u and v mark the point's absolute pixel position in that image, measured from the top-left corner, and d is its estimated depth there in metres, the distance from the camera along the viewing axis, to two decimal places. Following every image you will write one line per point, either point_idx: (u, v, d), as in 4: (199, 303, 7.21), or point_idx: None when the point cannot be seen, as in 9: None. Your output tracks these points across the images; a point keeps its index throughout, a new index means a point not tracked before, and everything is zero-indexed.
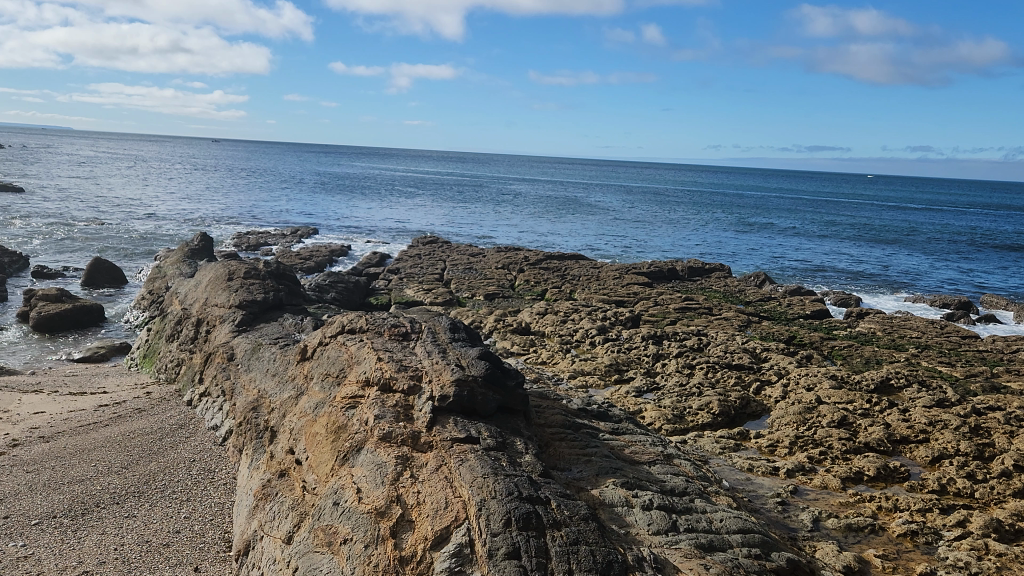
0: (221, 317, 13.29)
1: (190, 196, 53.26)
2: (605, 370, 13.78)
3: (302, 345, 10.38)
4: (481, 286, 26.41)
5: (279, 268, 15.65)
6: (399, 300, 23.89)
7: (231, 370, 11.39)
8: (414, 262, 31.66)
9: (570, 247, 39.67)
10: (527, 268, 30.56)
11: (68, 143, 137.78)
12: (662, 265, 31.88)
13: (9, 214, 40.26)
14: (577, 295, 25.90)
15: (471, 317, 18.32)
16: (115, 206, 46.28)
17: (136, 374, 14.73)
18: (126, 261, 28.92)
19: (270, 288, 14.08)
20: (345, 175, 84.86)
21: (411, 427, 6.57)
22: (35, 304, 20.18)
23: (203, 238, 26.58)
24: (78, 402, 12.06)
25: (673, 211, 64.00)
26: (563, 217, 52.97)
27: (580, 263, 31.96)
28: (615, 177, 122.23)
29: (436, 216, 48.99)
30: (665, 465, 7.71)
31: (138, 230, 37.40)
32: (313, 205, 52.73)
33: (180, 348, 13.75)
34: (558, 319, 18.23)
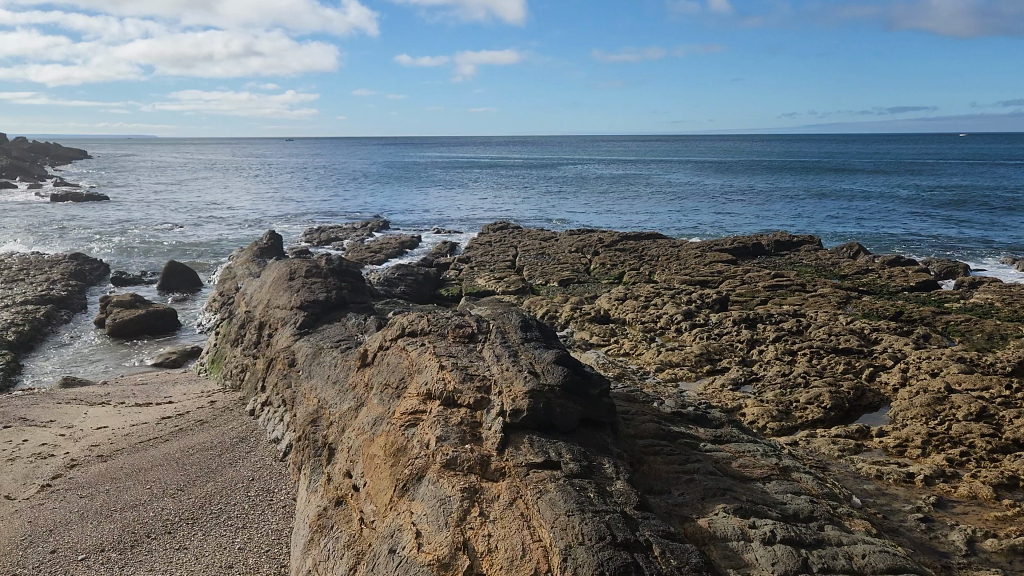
0: (283, 321, 12.66)
1: (264, 196, 53.94)
2: (696, 361, 12.51)
3: (363, 348, 9.56)
4: (555, 272, 25.34)
5: (343, 263, 14.96)
6: (470, 289, 23.02)
7: (292, 377, 10.68)
8: (484, 249, 30.79)
9: (645, 226, 38.08)
10: (602, 250, 29.30)
11: (152, 150, 143.98)
12: (746, 240, 30.06)
13: (93, 223, 41.55)
14: (656, 277, 24.50)
15: (545, 306, 17.22)
16: (192, 210, 47.20)
17: (204, 381, 14.32)
18: (200, 264, 29.14)
19: (332, 286, 13.36)
20: (414, 166, 84.91)
21: (479, 450, 5.58)
22: (110, 311, 20.32)
23: (273, 237, 26.40)
24: (142, 415, 11.59)
25: (752, 183, 61.15)
26: (637, 195, 51.22)
27: (658, 242, 30.42)
28: (689, 152, 118.70)
29: (506, 201, 48.03)
30: (783, 480, 6.48)
31: (213, 233, 37.93)
32: (384, 197, 52.57)
33: (244, 353, 13.20)
34: (639, 305, 16.96)
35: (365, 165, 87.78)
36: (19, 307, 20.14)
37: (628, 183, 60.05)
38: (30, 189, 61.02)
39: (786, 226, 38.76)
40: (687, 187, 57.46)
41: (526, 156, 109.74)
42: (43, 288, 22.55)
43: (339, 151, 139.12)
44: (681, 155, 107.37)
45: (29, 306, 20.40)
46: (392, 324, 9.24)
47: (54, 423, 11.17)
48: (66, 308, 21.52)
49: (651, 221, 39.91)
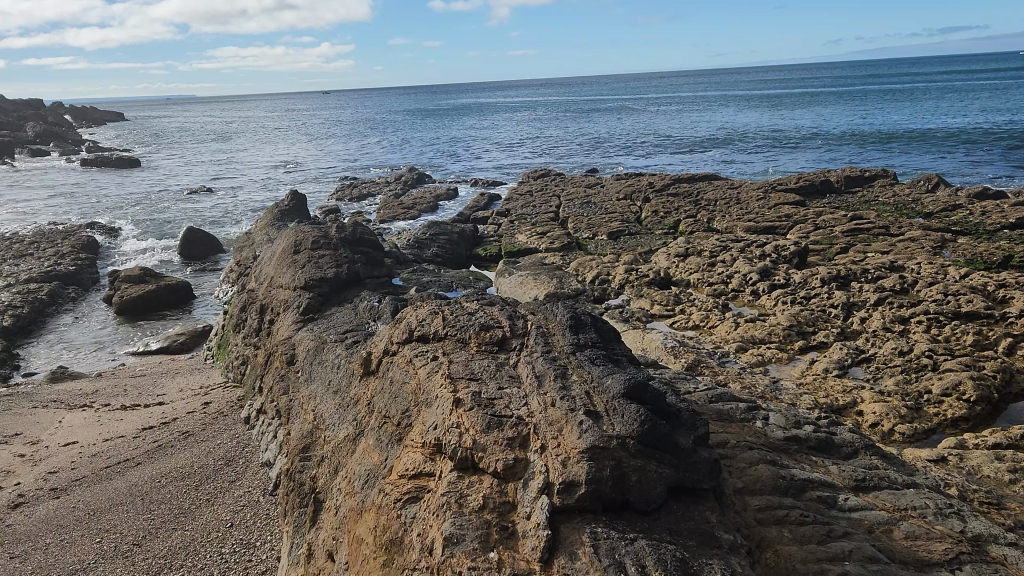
0: (286, 305, 10.69)
1: (296, 153, 52.30)
2: (784, 336, 10.17)
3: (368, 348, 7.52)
4: (602, 224, 23.04)
5: (358, 229, 12.89)
6: (509, 246, 20.83)
7: (290, 379, 8.72)
8: (525, 200, 28.52)
9: (696, 167, 35.22)
10: (652, 196, 26.83)
11: (192, 111, 144.57)
12: (813, 178, 27.10)
13: (122, 191, 40.52)
14: (714, 225, 22.03)
15: (594, 267, 14.88)
16: (223, 172, 45.93)
17: (208, 372, 12.59)
18: (222, 230, 27.62)
19: (343, 260, 11.34)
20: (451, 114, 82.20)
21: (511, 565, 3.50)
22: (119, 288, 18.92)
23: (295, 196, 24.58)
24: (122, 425, 9.82)
25: (808, 115, 57.01)
26: (687, 133, 47.89)
27: (714, 184, 27.68)
28: (738, 86, 112.74)
29: (545, 146, 45.35)
30: (976, 562, 4.30)
31: (240, 196, 36.46)
32: (418, 148, 50.31)
33: (246, 343, 11.31)
34: (704, 263, 14.48)
35: (400, 116, 85.33)
36: (23, 288, 18.87)
37: (675, 121, 56.46)
38: (64, 155, 60.69)
39: (855, 159, 35.37)
40: (739, 122, 53.72)
41: (567, 97, 105.66)
42: (54, 265, 21.31)
43: (377, 104, 136.88)
44: (730, 89, 102.10)
45: (34, 285, 19.13)
46: (403, 315, 7.19)
47: (17, 440, 9.56)
48: (76, 284, 20.23)
49: (703, 161, 36.94)
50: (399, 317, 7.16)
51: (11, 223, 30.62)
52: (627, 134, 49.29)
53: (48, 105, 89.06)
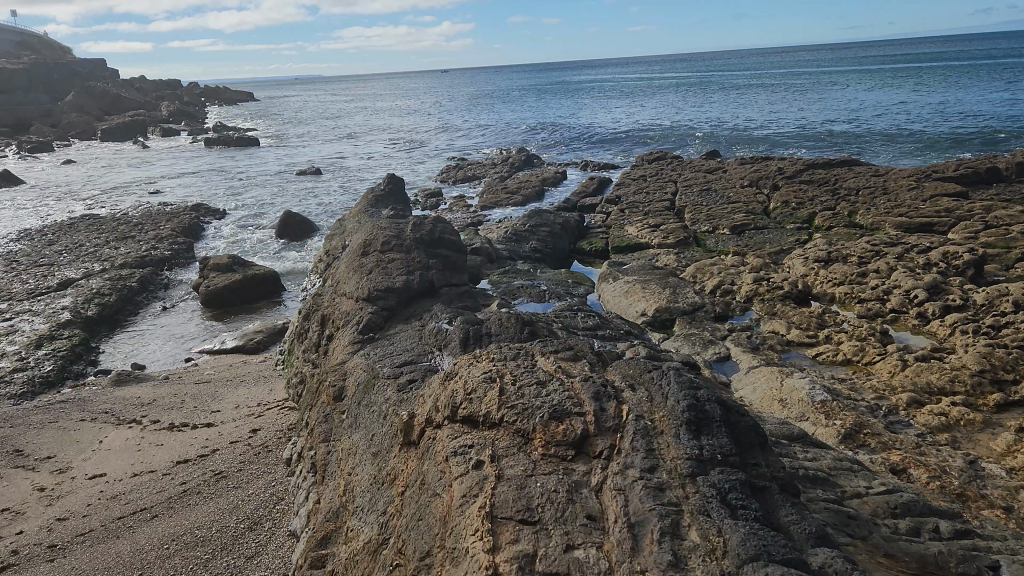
0: (346, 319, 9.19)
1: (407, 132, 51.69)
2: (973, 385, 7.67)
3: (415, 401, 5.80)
4: (724, 215, 20.60)
5: (439, 227, 11.22)
6: (617, 240, 18.74)
7: (334, 422, 7.19)
8: (638, 187, 26.32)
9: (833, 150, 31.69)
10: (782, 183, 24.02)
11: (318, 90, 149.49)
12: (977, 164, 23.34)
13: (237, 171, 41.15)
14: (858, 221, 19.14)
15: (715, 273, 12.59)
16: (334, 152, 45.89)
17: (273, 385, 11.45)
18: (323, 214, 26.97)
19: (415, 265, 9.72)
20: (566, 92, 79.75)
21: None
22: (207, 277, 18.33)
23: (393, 179, 23.37)
24: (157, 455, 8.68)
25: (962, 90, 50.98)
26: (820, 112, 43.67)
27: (855, 170, 24.38)
28: (880, 61, 103.90)
29: (663, 127, 42.48)
30: None
31: (347, 178, 36.01)
32: (529, 127, 48.52)
33: (305, 358, 9.91)
34: (853, 274, 11.89)
35: (514, 94, 83.61)
36: (114, 274, 18.59)
37: (807, 99, 51.95)
38: (191, 134, 62.97)
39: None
40: (880, 100, 48.63)
41: (689, 75, 100.78)
42: (151, 250, 21.05)
43: (495, 82, 136.37)
44: (870, 64, 94.44)
45: (126, 271, 18.81)
46: (460, 365, 5.43)
47: (45, 465, 8.70)
48: (169, 272, 19.86)
49: (840, 142, 33.24)
50: (454, 367, 5.41)
51: (126, 202, 31.22)
52: (752, 113, 45.58)
53: (185, 87, 93.67)
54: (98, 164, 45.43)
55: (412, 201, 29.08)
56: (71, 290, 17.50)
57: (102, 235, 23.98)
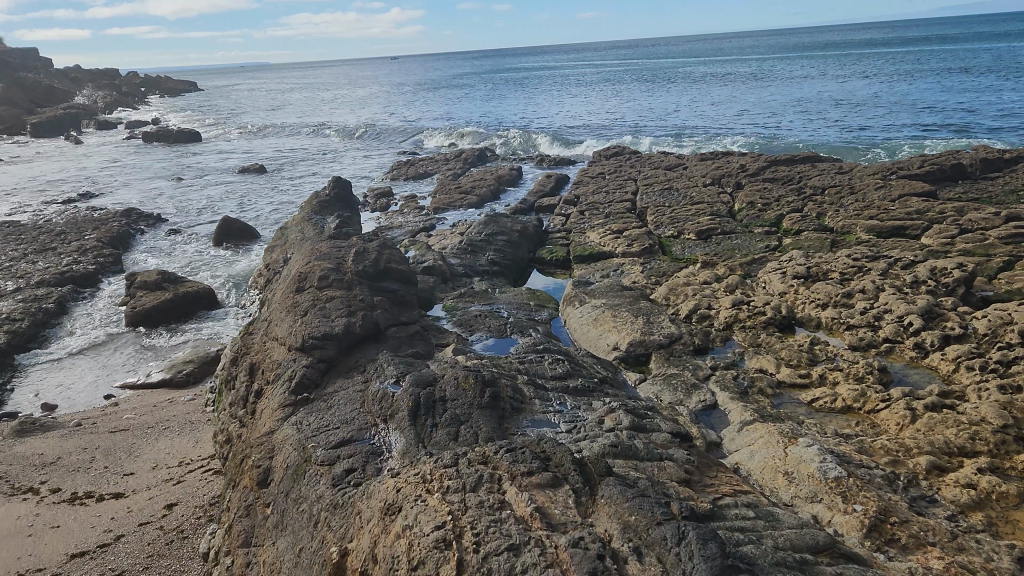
0: (277, 372, 7.92)
1: (356, 125, 49.81)
2: (997, 444, 6.77)
3: (350, 524, 4.62)
4: (688, 218, 19.68)
5: (385, 256, 9.98)
6: (578, 249, 17.67)
7: (255, 518, 5.97)
8: (597, 185, 25.28)
9: (792, 141, 30.99)
10: (745, 181, 23.22)
11: (264, 78, 145.52)
12: (942, 159, 22.76)
13: (175, 170, 38.97)
14: (826, 224, 18.36)
15: (690, 294, 11.56)
16: (279, 147, 43.96)
17: (199, 435, 10.10)
18: (265, 219, 25.34)
19: (358, 306, 8.48)
20: (520, 81, 78.31)
21: None
22: (133, 297, 16.77)
23: (337, 183, 21.94)
24: (49, 542, 7.36)
25: (915, 75, 50.85)
26: (778, 100, 43.06)
27: (819, 166, 23.67)
28: (829, 45, 104.51)
29: (619, 118, 41.48)
30: None
31: (292, 177, 34.24)
32: (481, 119, 47.10)
33: (230, 414, 8.60)
34: (838, 294, 10.95)
35: (466, 83, 81.82)
36: (29, 294, 16.91)
37: (763, 87, 51.37)
38: (129, 128, 60.09)
39: (985, 125, 30.27)
40: (836, 86, 48.24)
41: (642, 61, 99.96)
42: (73, 264, 19.32)
43: (446, 69, 134.17)
44: (819, 49, 94.89)
45: (43, 292, 17.14)
46: (408, 496, 4.47)
47: None
48: (93, 291, 18.20)
49: (799, 133, 32.59)
50: (399, 498, 4.45)
51: (53, 207, 29.12)
52: (708, 103, 44.84)
53: (122, 80, 89.94)
54: (27, 163, 42.82)
55: (361, 202, 27.64)
56: None
57: (22, 246, 22.07)
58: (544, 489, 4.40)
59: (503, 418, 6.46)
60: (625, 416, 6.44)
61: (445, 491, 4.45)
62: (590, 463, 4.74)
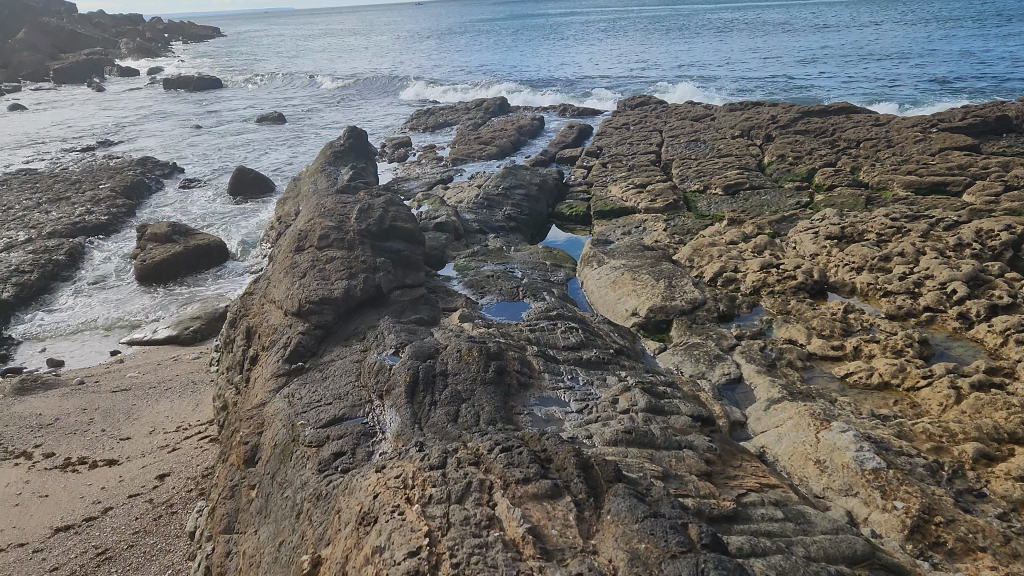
0: (272, 338, 7.45)
1: (376, 72, 48.80)
2: None
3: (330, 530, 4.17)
4: (716, 172, 18.84)
5: (390, 214, 9.40)
6: (599, 204, 16.96)
7: (241, 501, 5.56)
8: (621, 137, 24.38)
9: (826, 92, 29.70)
10: (776, 132, 22.20)
11: (286, 24, 143.68)
12: (987, 110, 21.55)
13: (193, 117, 38.44)
14: (861, 179, 17.45)
15: (715, 255, 10.89)
16: (298, 95, 43.18)
17: (200, 397, 9.72)
18: (281, 170, 24.81)
19: (358, 268, 7.95)
20: (544, 27, 76.33)
21: None
22: (143, 249, 16.39)
23: (352, 133, 21.29)
24: (36, 513, 7.02)
25: (957, 19, 48.53)
26: (812, 47, 41.35)
27: (854, 117, 22.54)
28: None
29: (646, 66, 40.13)
30: None
31: (310, 126, 33.59)
32: (503, 67, 45.85)
33: (227, 380, 8.18)
34: (875, 257, 10.22)
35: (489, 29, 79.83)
36: (39, 245, 16.59)
37: (796, 33, 49.39)
38: (149, 74, 59.53)
39: None
40: (873, 32, 46.19)
41: (672, 6, 96.78)
42: (85, 215, 18.95)
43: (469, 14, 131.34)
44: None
45: (53, 242, 16.80)
46: (390, 503, 3.99)
47: None
48: (104, 242, 17.86)
49: (833, 82, 31.20)
50: (379, 507, 3.98)
51: (70, 155, 28.80)
52: (739, 51, 43.19)
53: (143, 26, 89.14)
54: (48, 109, 42.52)
55: (378, 153, 26.97)
56: None
57: (35, 194, 21.77)
58: (541, 501, 3.91)
59: (508, 396, 5.94)
60: (641, 397, 5.89)
61: (428, 500, 3.97)
62: (597, 463, 4.23)
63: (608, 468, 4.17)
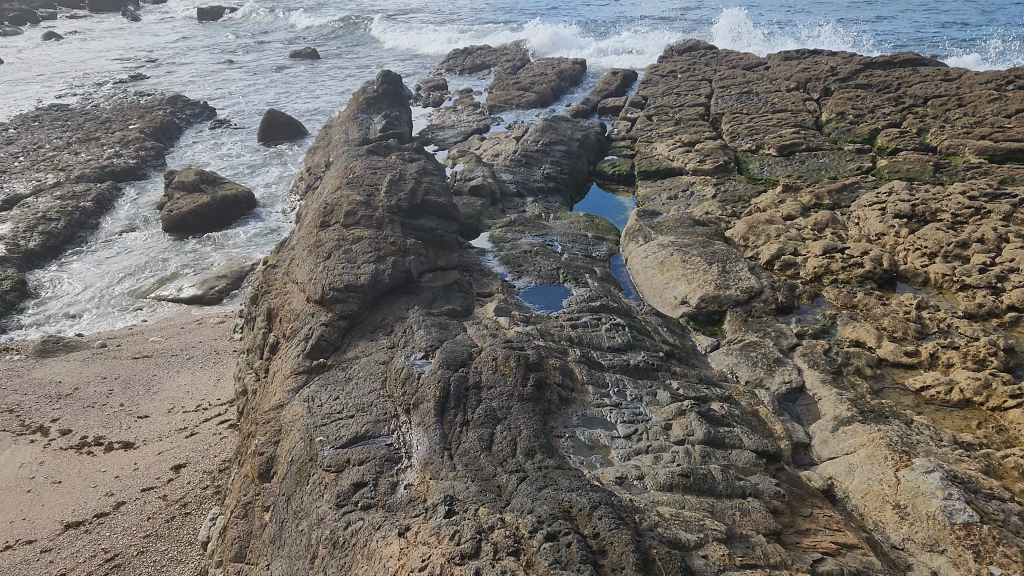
0: (294, 325, 6.91)
1: (412, 6, 47.18)
2: None
3: None
4: (769, 129, 17.70)
5: (423, 186, 8.71)
6: (643, 163, 16.04)
7: (254, 524, 5.11)
8: (669, 86, 23.12)
9: (888, 40, 27.85)
10: (835, 85, 20.80)
11: None
12: None
13: (227, 51, 37.61)
14: (928, 141, 16.21)
15: (772, 233, 10.05)
16: (333, 28, 41.96)
17: (221, 370, 9.30)
18: (313, 112, 24.05)
19: (387, 252, 7.32)
20: None
21: None
22: (171, 198, 15.92)
23: (386, 78, 20.40)
24: (45, 502, 6.66)
25: None
26: None
27: (921, 71, 21.00)
28: None
29: (696, 7, 38.12)
30: None
31: (345, 64, 32.61)
32: (544, 4, 43.94)
33: (247, 362, 7.71)
34: (951, 243, 9.30)
35: None
36: (67, 190, 16.20)
37: None
38: (184, 2, 58.46)
39: None
40: None
41: None
42: (114, 158, 18.50)
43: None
44: None
45: (81, 187, 16.40)
46: None
47: None
48: (133, 187, 17.43)
49: (897, 29, 29.22)
50: None
51: (103, 90, 28.30)
52: None
53: None
54: (82, 39, 41.97)
55: (413, 96, 26.06)
56: (13, 211, 15.13)
57: (66, 133, 21.34)
58: None
59: (548, 414, 5.35)
60: (698, 426, 5.27)
61: None
62: (659, 557, 3.81)
63: (673, 565, 3.76)
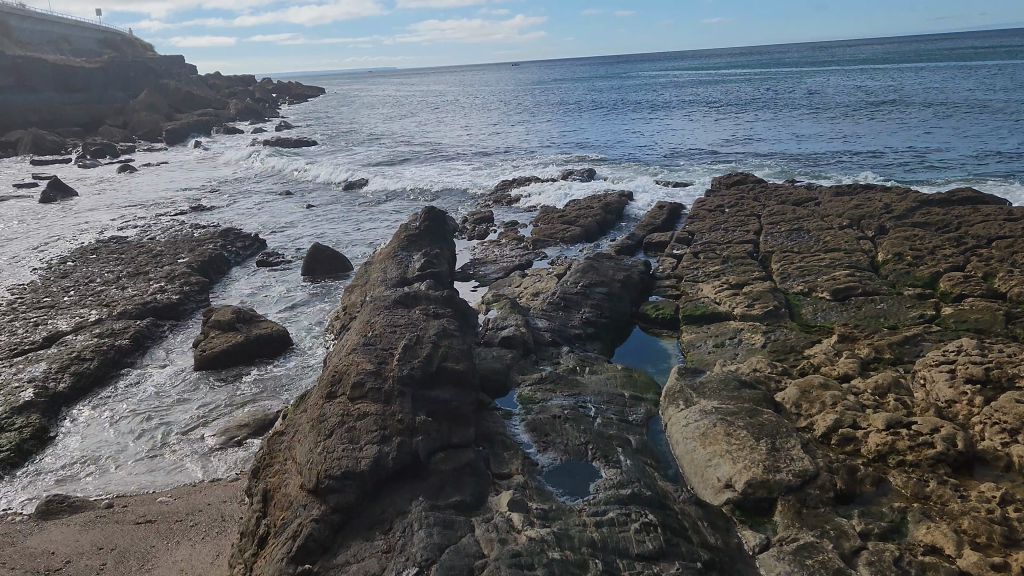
0: (285, 515, 6.22)
1: (465, 139, 48.75)
2: None
3: None
4: (822, 270, 16.92)
5: (439, 351, 8.17)
6: (689, 306, 15.34)
7: None
8: (716, 220, 22.69)
9: (945, 173, 27.18)
10: (891, 223, 20.06)
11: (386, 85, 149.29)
12: None
13: (286, 183, 39.00)
14: (995, 286, 15.19)
15: (826, 400, 9.12)
16: (388, 159, 43.37)
17: (220, 543, 8.64)
18: (359, 246, 24.22)
19: (391, 432, 6.68)
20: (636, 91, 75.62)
21: None
22: (206, 336, 15.79)
23: (430, 213, 20.47)
24: None
25: None
26: (927, 118, 38.58)
27: (983, 209, 20.17)
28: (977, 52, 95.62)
29: (745, 139, 38.31)
30: None
31: (396, 196, 33.28)
32: (595, 137, 44.92)
33: (238, 548, 6.99)
34: None
35: (583, 92, 79.73)
36: (106, 328, 16.25)
37: (908, 99, 46.49)
38: (254, 134, 61.69)
39: None
40: (997, 98, 42.82)
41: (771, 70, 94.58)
42: (158, 293, 18.68)
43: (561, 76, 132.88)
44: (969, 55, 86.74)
45: (119, 325, 16.42)
46: None
47: None
48: (173, 324, 17.46)
49: (953, 163, 28.57)
50: None
51: (163, 221, 29.26)
52: (845, 121, 40.85)
53: (253, 86, 93.42)
54: (154, 171, 44.17)
55: (459, 229, 26.18)
56: (51, 350, 15.15)
57: (118, 266, 21.81)
58: None
59: None
60: None
61: None
62: None
63: None
